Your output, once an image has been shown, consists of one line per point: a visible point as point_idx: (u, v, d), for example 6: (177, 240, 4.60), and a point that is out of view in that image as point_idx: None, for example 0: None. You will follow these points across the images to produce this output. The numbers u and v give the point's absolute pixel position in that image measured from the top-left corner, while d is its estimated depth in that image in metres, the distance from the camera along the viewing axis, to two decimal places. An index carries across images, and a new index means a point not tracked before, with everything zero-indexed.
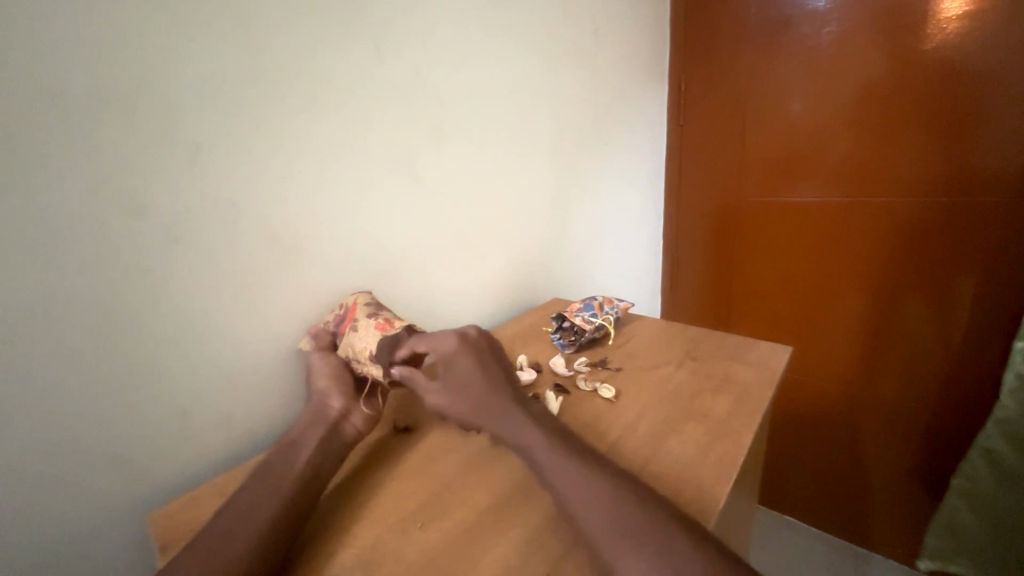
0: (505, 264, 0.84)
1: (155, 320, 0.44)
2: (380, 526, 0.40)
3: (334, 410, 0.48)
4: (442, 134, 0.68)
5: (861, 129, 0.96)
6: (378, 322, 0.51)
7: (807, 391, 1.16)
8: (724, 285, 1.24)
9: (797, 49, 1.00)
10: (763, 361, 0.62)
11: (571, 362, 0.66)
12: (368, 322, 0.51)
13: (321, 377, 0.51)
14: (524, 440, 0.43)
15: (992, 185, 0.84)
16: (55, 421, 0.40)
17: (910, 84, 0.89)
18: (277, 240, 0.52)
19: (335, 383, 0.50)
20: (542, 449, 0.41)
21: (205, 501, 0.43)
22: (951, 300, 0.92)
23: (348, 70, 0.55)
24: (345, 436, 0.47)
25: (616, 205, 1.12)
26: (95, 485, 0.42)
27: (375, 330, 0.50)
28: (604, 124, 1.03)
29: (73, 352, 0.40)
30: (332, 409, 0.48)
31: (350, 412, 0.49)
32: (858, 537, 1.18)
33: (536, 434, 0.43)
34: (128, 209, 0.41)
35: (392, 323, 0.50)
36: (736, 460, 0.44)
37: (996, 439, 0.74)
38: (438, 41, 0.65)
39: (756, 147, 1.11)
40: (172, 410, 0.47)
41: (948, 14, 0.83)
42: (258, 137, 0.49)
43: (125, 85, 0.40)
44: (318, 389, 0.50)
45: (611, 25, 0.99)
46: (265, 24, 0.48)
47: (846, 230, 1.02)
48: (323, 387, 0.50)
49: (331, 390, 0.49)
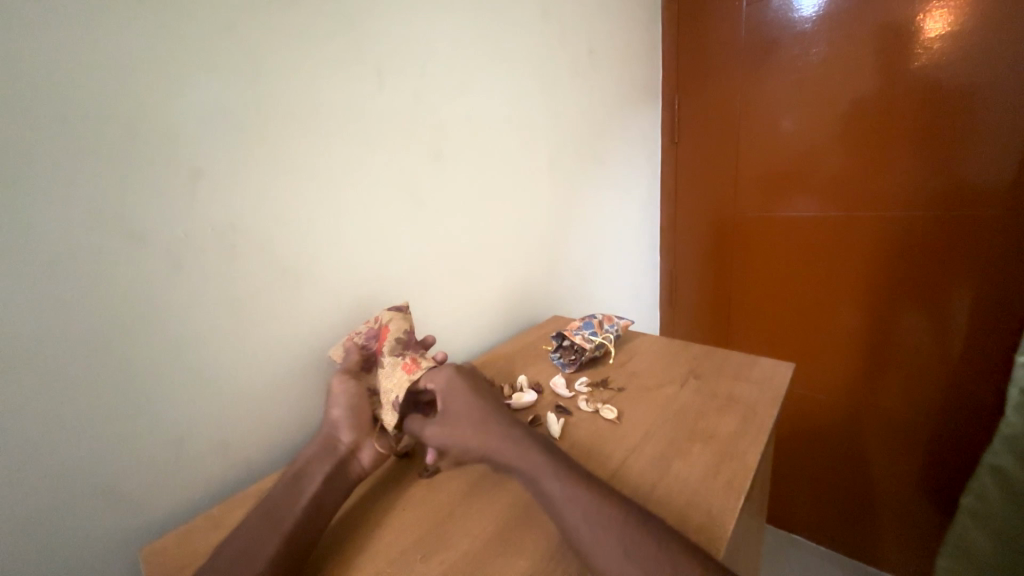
0: (505, 282, 0.83)
1: (153, 346, 0.44)
2: (380, 559, 0.39)
3: (343, 444, 0.46)
4: (440, 155, 0.69)
5: (851, 146, 0.98)
6: (405, 364, 0.50)
7: (811, 407, 1.15)
8: (723, 301, 1.24)
9: (786, 69, 1.02)
10: (765, 378, 0.62)
11: (573, 382, 0.65)
12: (396, 360, 0.51)
13: (336, 404, 0.49)
14: (525, 465, 0.41)
15: (983, 198, 0.86)
16: (50, 453, 0.39)
17: (897, 101, 0.91)
18: (276, 262, 0.52)
19: (349, 415, 0.48)
20: (543, 470, 0.40)
21: (200, 534, 0.42)
22: (949, 313, 0.93)
23: (348, 97, 0.57)
24: (351, 471, 0.45)
25: (613, 220, 1.12)
26: (88, 517, 0.41)
27: (402, 370, 0.49)
28: (600, 141, 1.04)
29: (69, 382, 0.39)
30: (341, 442, 0.46)
31: (362, 442, 0.47)
32: (868, 557, 1.15)
33: (534, 453, 0.42)
34: (129, 236, 0.41)
35: (417, 365, 0.50)
36: (744, 482, 0.43)
37: (1002, 454, 0.73)
38: (437, 66, 0.67)
39: (750, 164, 1.12)
40: (169, 438, 0.46)
41: (930, 34, 0.86)
42: (258, 161, 0.49)
43: (128, 114, 0.40)
44: (330, 417, 0.48)
45: (606, 46, 1.01)
46: (268, 53, 0.49)
47: (840, 245, 1.03)
48: (335, 415, 0.48)
49: (343, 421, 0.47)
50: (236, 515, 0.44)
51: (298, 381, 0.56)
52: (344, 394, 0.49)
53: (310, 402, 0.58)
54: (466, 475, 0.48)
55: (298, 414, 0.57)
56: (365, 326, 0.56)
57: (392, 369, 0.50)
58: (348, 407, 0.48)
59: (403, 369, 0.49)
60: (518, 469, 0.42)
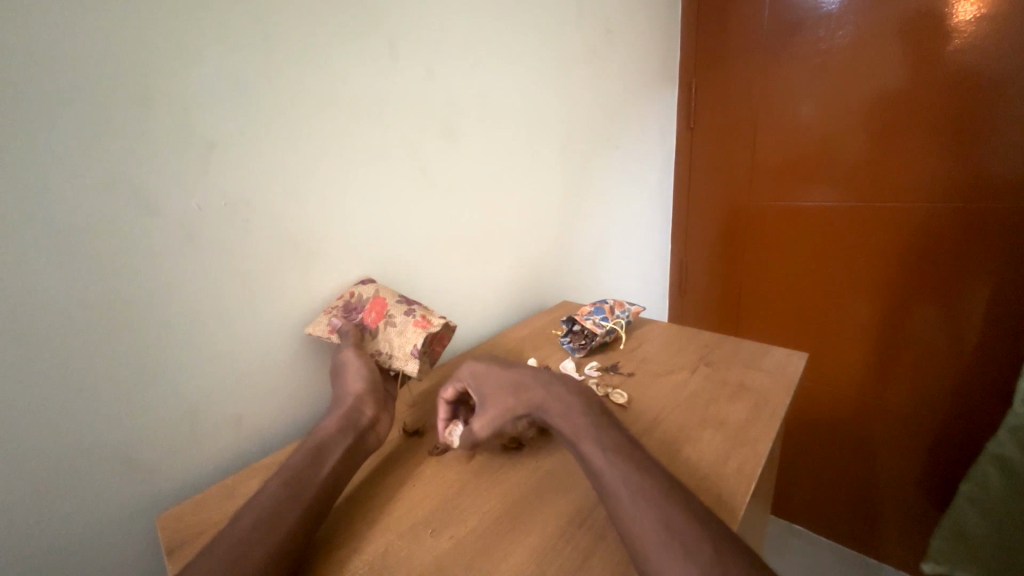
0: (515, 266, 0.83)
1: (165, 319, 0.44)
2: (390, 532, 0.39)
3: (366, 418, 0.46)
4: (452, 134, 0.67)
5: (874, 134, 0.95)
6: (417, 319, 0.53)
7: (819, 398, 1.14)
8: (734, 289, 1.23)
9: (810, 52, 0.99)
10: (778, 367, 0.61)
11: (583, 367, 0.65)
12: (406, 319, 0.54)
13: (351, 379, 0.49)
14: (567, 425, 0.43)
15: (1008, 191, 0.83)
16: (65, 421, 0.39)
17: (924, 87, 0.88)
18: (288, 239, 0.52)
19: (372, 389, 0.49)
20: (579, 429, 0.42)
21: (213, 504, 0.43)
22: (965, 308, 0.91)
23: (361, 71, 0.55)
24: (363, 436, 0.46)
25: (625, 206, 1.10)
26: (106, 482, 0.42)
27: (415, 326, 0.53)
28: (614, 125, 1.02)
29: (82, 352, 0.40)
30: (364, 416, 0.47)
31: (380, 417, 0.48)
32: (868, 547, 1.16)
33: (571, 414, 0.44)
34: (141, 207, 0.41)
35: (429, 320, 0.54)
36: (755, 470, 0.43)
37: (1007, 444, 0.72)
38: (451, 41, 0.65)
39: (768, 151, 1.09)
40: (181, 411, 0.46)
41: (963, 17, 0.82)
42: (269, 135, 0.49)
43: (139, 82, 0.40)
44: (350, 392, 0.48)
45: (623, 25, 0.98)
46: (278, 22, 0.48)
47: (858, 235, 1.01)
48: (356, 388, 0.48)
49: (366, 395, 0.48)
50: (249, 486, 0.45)
51: (308, 359, 0.56)
52: (359, 369, 0.50)
53: (321, 380, 0.58)
54: (475, 453, 0.49)
55: (308, 391, 0.57)
56: (342, 300, 0.56)
57: (404, 326, 0.53)
58: (369, 382, 0.49)
59: (416, 326, 0.53)
60: (562, 426, 0.44)
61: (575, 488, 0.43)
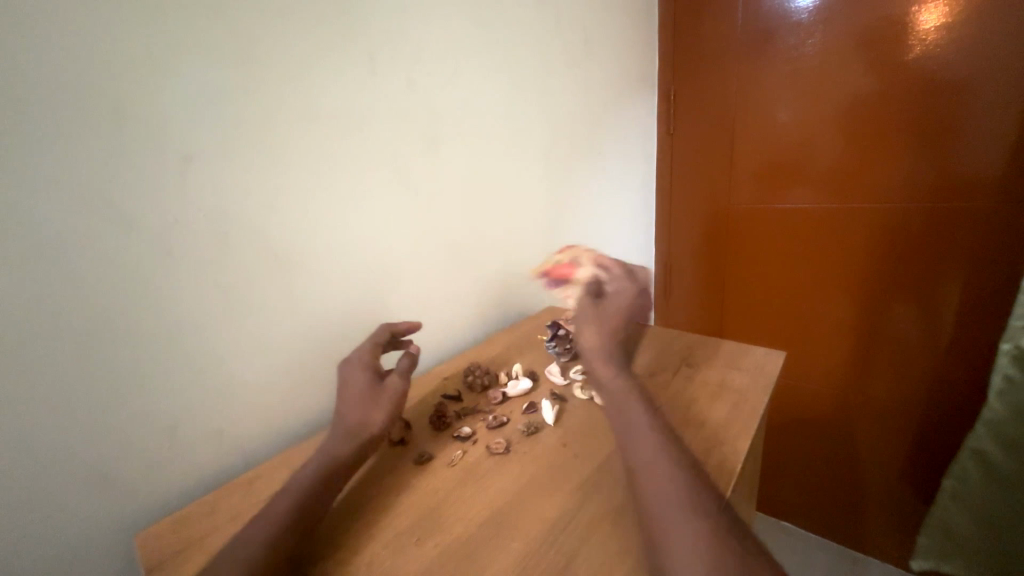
0: (499, 273, 0.84)
1: (144, 333, 0.43)
2: (376, 542, 0.39)
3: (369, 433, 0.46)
4: (434, 143, 0.68)
5: (845, 137, 0.98)
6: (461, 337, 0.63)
7: (802, 397, 1.16)
8: (718, 292, 1.25)
9: (783, 59, 1.02)
10: (757, 366, 0.63)
11: (568, 371, 0.66)
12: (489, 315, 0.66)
13: (349, 396, 0.48)
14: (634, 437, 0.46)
15: (973, 191, 0.87)
16: (36, 440, 0.38)
17: (890, 92, 0.92)
18: (270, 250, 0.52)
19: (367, 405, 0.47)
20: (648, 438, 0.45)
21: (195, 521, 0.42)
22: (938, 304, 0.94)
23: (342, 83, 0.56)
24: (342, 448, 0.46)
25: (608, 209, 1.12)
26: (82, 501, 0.41)
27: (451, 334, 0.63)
28: (595, 132, 1.04)
29: (55, 369, 0.39)
30: (364, 431, 0.46)
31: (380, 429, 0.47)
32: (854, 542, 1.18)
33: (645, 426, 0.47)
34: (117, 221, 0.41)
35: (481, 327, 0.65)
36: (734, 466, 0.44)
37: (985, 439, 0.72)
38: (432, 52, 0.66)
39: (746, 156, 1.12)
40: (162, 426, 0.46)
41: (925, 26, 0.86)
42: (248, 147, 0.49)
43: (115, 96, 0.40)
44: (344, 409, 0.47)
45: (602, 35, 1.01)
46: (259, 37, 0.48)
47: (834, 236, 1.03)
48: (352, 404, 0.47)
49: (363, 412, 0.47)
50: (232, 501, 0.44)
51: (292, 371, 0.56)
52: (357, 385, 0.48)
53: (304, 392, 0.58)
54: (461, 460, 0.49)
55: (293, 403, 0.57)
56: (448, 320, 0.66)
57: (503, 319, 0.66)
58: (363, 396, 0.48)
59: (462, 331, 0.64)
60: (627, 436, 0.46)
61: (561, 491, 0.43)
